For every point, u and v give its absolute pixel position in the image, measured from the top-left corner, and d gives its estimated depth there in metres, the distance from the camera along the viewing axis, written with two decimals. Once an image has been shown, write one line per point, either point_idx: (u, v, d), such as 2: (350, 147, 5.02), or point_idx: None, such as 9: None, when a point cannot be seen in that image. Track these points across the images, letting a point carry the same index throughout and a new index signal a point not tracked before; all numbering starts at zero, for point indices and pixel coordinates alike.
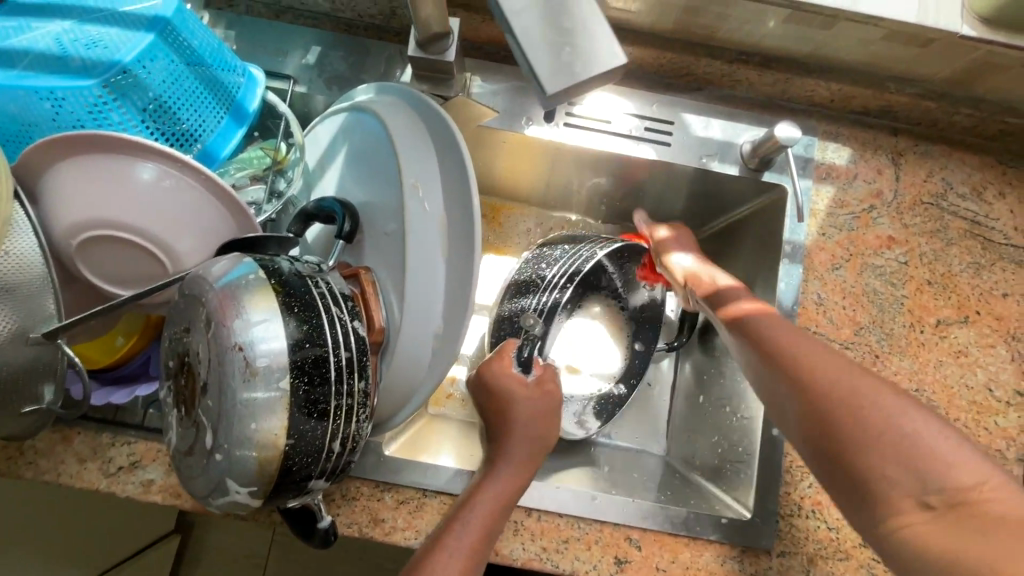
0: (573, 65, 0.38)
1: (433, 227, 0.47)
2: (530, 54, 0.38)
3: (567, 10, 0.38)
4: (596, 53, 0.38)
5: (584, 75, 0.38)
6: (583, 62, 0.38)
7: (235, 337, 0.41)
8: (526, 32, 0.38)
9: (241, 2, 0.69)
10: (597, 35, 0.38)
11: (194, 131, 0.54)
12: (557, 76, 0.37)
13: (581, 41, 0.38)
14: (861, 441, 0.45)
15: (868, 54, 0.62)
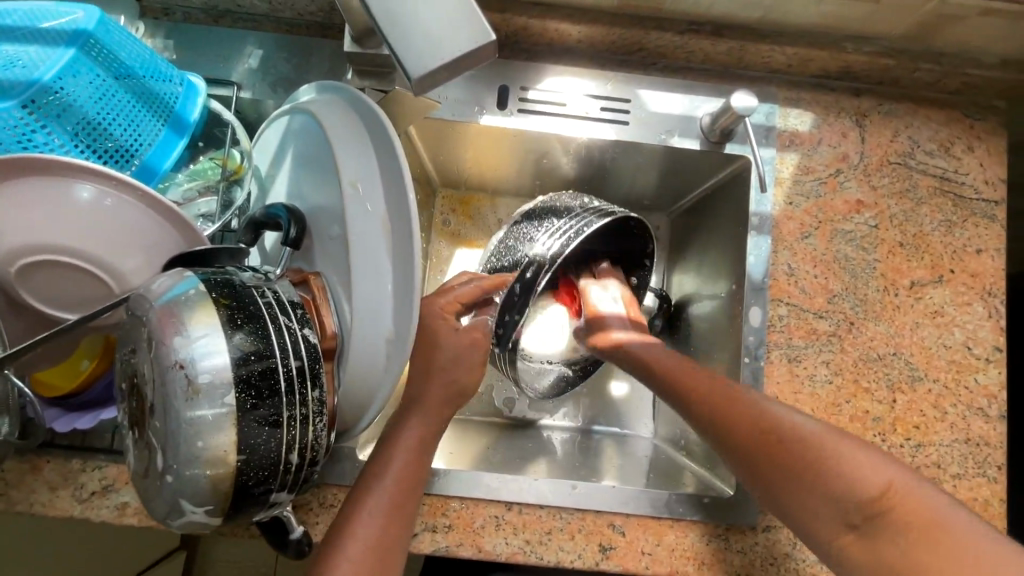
0: (427, 44, 0.37)
1: (376, 226, 0.46)
2: (387, 32, 0.38)
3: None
4: (452, 36, 0.37)
5: (438, 54, 0.37)
6: (436, 44, 0.37)
7: (176, 355, 0.40)
8: (388, 12, 0.38)
9: (177, 10, 0.68)
10: (458, 16, 0.37)
11: (130, 147, 0.52)
12: (414, 57, 0.37)
13: (437, 21, 0.37)
14: (789, 480, 0.49)
15: (819, 14, 0.60)
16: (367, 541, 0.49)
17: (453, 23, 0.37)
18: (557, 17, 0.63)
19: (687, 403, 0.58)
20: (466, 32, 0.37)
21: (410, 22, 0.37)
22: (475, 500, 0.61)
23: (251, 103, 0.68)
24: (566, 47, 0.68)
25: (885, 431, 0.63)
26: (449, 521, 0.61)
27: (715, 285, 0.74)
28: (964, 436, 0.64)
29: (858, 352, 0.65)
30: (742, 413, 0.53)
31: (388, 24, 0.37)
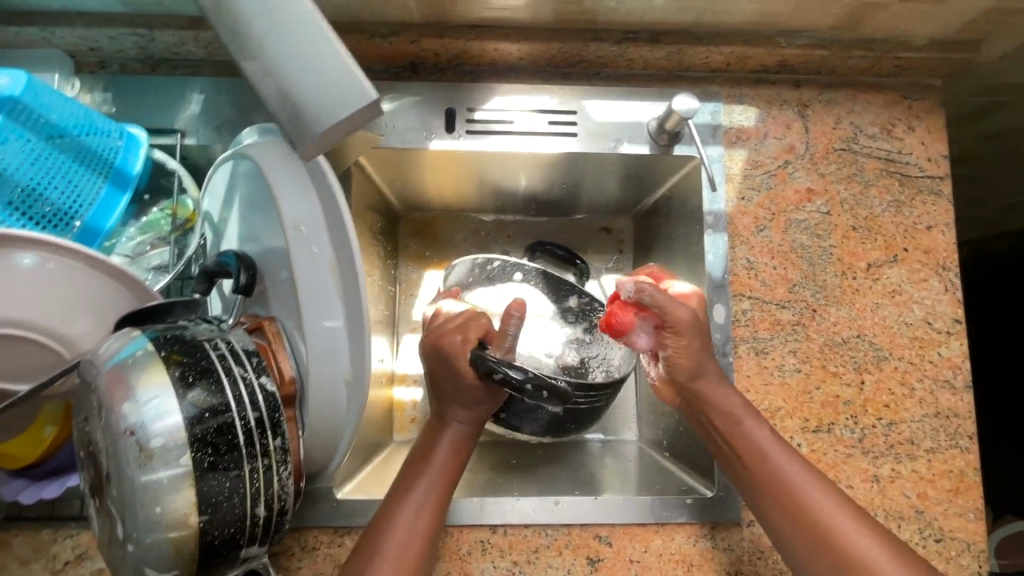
0: (312, 110, 0.45)
1: (322, 269, 0.45)
2: (281, 112, 0.45)
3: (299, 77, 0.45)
4: (330, 95, 0.44)
5: (316, 113, 0.44)
6: (316, 108, 0.44)
7: (125, 421, 0.39)
8: (277, 93, 0.45)
9: (113, 62, 0.67)
10: (332, 81, 0.44)
11: (69, 209, 0.51)
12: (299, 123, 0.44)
13: (316, 95, 0.45)
14: None
15: (749, 13, 0.61)
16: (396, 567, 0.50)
17: (327, 87, 0.44)
18: (494, 37, 0.64)
19: (755, 483, 0.55)
20: (336, 91, 0.44)
21: (294, 98, 0.45)
22: (460, 526, 0.61)
23: (197, 149, 0.67)
24: (509, 65, 0.68)
25: (856, 413, 0.64)
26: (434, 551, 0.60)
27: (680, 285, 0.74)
28: (933, 410, 0.65)
29: (823, 338, 0.65)
30: (778, 487, 0.53)
31: (279, 104, 0.45)
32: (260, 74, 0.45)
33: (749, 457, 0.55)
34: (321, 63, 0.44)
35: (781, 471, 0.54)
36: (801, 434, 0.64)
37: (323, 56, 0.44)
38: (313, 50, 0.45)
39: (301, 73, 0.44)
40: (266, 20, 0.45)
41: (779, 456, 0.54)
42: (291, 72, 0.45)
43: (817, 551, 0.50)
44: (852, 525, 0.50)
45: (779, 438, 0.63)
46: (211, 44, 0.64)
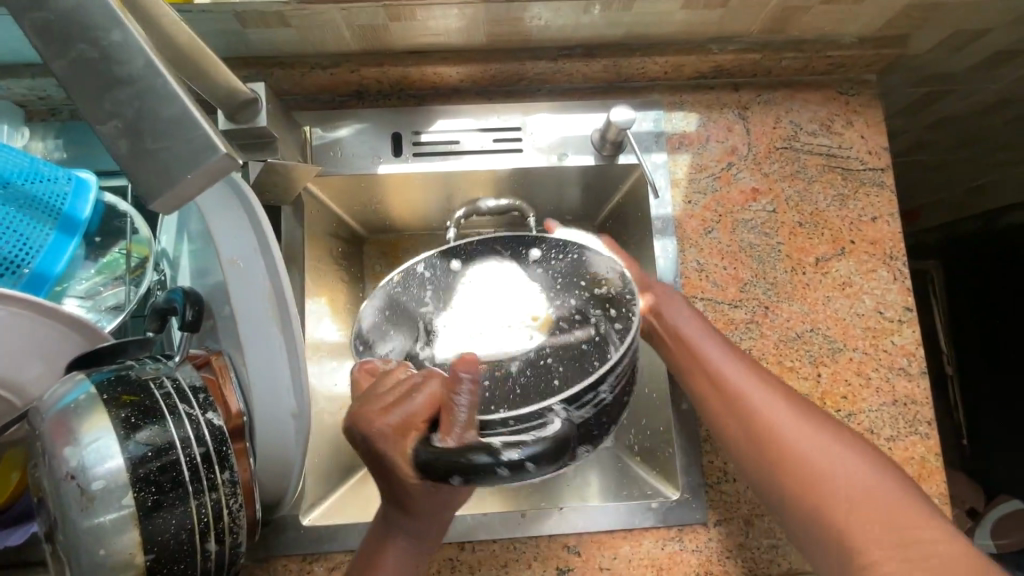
0: (168, 169, 0.34)
1: (261, 303, 0.46)
2: (135, 173, 0.35)
3: (145, 121, 0.35)
4: (187, 150, 0.34)
5: (178, 179, 0.34)
6: (175, 167, 0.34)
7: (66, 466, 0.39)
8: (129, 150, 0.35)
9: (63, 109, 0.68)
10: (184, 133, 0.34)
11: (17, 257, 0.52)
12: (156, 187, 0.34)
13: (161, 148, 0.34)
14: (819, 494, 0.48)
15: (677, 23, 0.63)
16: None
17: (184, 136, 0.34)
18: (432, 62, 0.65)
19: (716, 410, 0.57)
20: (195, 143, 0.34)
21: (146, 153, 0.35)
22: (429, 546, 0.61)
23: None
24: (452, 87, 0.70)
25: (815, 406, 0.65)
26: None
27: None
28: (891, 398, 0.65)
29: (777, 334, 0.66)
30: (770, 432, 0.52)
31: (130, 161, 0.35)
32: (110, 131, 0.35)
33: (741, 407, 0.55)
34: (178, 110, 0.35)
35: (771, 417, 0.53)
36: None
37: (175, 105, 0.35)
38: (164, 97, 0.35)
39: (154, 127, 0.35)
40: (117, 65, 0.35)
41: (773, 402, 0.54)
42: (142, 118, 0.35)
43: (800, 484, 0.49)
44: (848, 460, 0.49)
45: None
46: None
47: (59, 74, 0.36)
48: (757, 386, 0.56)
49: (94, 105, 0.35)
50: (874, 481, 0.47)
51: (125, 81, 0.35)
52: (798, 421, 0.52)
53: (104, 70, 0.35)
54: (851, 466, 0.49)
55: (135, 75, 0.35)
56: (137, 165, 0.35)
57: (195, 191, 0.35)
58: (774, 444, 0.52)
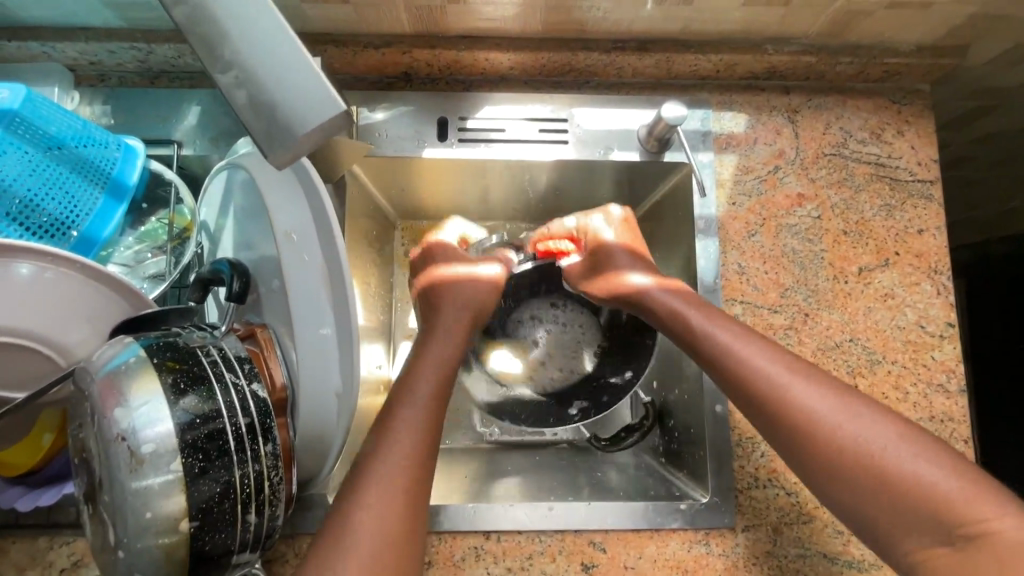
0: (290, 127, 0.36)
1: (314, 276, 0.46)
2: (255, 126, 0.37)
3: (265, 75, 0.36)
4: (310, 109, 0.36)
5: (297, 136, 0.36)
6: (297, 123, 0.36)
7: (116, 427, 0.39)
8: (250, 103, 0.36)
9: (112, 75, 0.68)
10: (307, 92, 0.36)
11: (66, 219, 0.52)
12: (279, 141, 0.36)
13: (282, 102, 0.36)
14: (865, 486, 0.44)
15: (737, 21, 0.62)
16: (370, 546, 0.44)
17: (302, 95, 0.36)
18: (484, 47, 0.65)
19: (746, 394, 0.51)
20: (319, 105, 0.36)
21: (266, 107, 0.36)
22: (454, 533, 0.61)
23: (194, 159, 0.67)
24: (500, 75, 0.69)
25: None
26: (430, 558, 0.60)
27: None
28: (928, 414, 0.64)
29: (815, 342, 0.65)
30: (811, 421, 0.47)
31: (250, 115, 0.36)
32: (230, 83, 0.36)
33: (773, 400, 0.49)
34: (297, 69, 0.36)
35: (811, 407, 0.47)
36: None
37: (299, 65, 0.36)
38: (283, 55, 0.36)
39: (274, 83, 0.36)
40: (241, 20, 0.36)
41: (809, 390, 0.48)
42: (260, 73, 0.36)
43: (851, 473, 0.44)
44: (900, 444, 0.44)
45: (771, 443, 0.64)
46: None
47: (177, 21, 0.37)
48: (787, 371, 0.50)
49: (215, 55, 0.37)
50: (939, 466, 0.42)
51: (249, 36, 0.36)
52: (846, 408, 0.46)
53: (222, 23, 0.36)
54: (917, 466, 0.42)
55: (258, 31, 0.37)
56: (254, 120, 0.37)
57: (310, 148, 0.37)
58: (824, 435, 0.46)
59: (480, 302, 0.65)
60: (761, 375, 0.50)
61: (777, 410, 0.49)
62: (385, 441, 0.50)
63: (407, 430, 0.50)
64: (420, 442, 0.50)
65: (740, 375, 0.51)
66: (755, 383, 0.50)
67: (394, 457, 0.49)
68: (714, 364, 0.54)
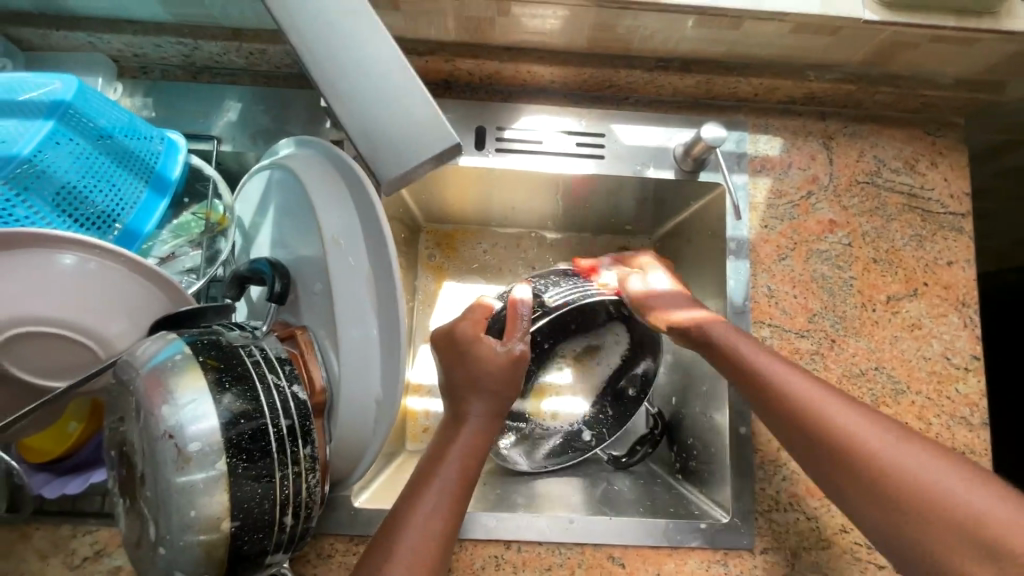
0: (401, 154, 0.35)
1: (361, 284, 0.48)
2: (363, 149, 0.35)
3: (380, 100, 0.35)
4: (423, 138, 0.35)
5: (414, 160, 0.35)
6: (409, 150, 0.35)
7: (163, 424, 0.39)
8: (361, 127, 0.35)
9: (155, 68, 0.68)
10: (419, 120, 0.35)
11: (111, 212, 0.52)
12: (390, 165, 0.35)
13: (398, 127, 0.35)
14: (913, 514, 0.45)
15: (781, 47, 0.62)
16: None
17: (420, 123, 0.35)
18: (528, 59, 0.65)
19: (774, 416, 0.55)
20: (431, 132, 0.35)
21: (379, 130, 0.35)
22: (474, 541, 0.61)
23: (231, 155, 0.68)
24: (540, 86, 0.70)
25: None
26: (449, 564, 0.60)
27: (701, 308, 0.75)
28: (950, 445, 0.65)
29: (841, 369, 0.66)
30: (848, 443, 0.49)
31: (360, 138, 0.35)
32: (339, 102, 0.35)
33: (813, 421, 0.52)
34: (414, 96, 0.36)
35: (850, 430, 0.50)
36: None
37: (412, 93, 0.36)
38: (396, 82, 0.36)
39: (392, 109, 0.35)
40: (358, 44, 0.36)
41: (849, 413, 0.51)
42: (375, 99, 0.35)
43: (900, 498, 0.46)
44: (936, 466, 0.46)
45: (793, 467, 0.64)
46: (252, 55, 0.65)
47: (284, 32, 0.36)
48: (821, 393, 0.53)
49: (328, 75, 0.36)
50: (972, 492, 0.44)
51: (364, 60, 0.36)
52: (888, 431, 0.49)
53: (335, 44, 0.36)
54: (972, 495, 0.44)
55: (376, 51, 0.36)
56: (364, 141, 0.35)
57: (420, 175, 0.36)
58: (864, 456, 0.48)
59: (502, 390, 0.61)
60: (798, 396, 0.53)
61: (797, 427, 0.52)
62: (415, 496, 0.53)
63: (438, 490, 0.53)
64: (454, 498, 0.54)
65: (782, 398, 0.54)
66: (790, 407, 0.53)
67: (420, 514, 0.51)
68: (752, 386, 0.57)
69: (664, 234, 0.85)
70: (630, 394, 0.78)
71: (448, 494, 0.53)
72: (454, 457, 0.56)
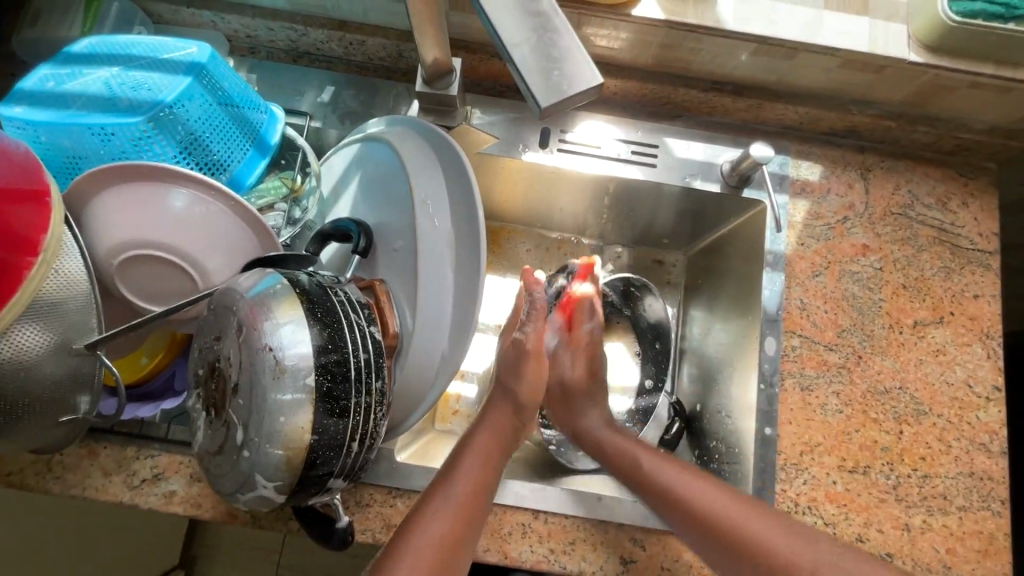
0: (559, 88, 0.35)
1: (443, 241, 0.54)
2: (523, 79, 0.35)
3: (541, 41, 0.36)
4: (570, 76, 0.35)
5: (568, 94, 0.35)
6: (560, 81, 0.35)
7: (265, 340, 0.45)
8: (523, 58, 0.35)
9: (262, 49, 0.76)
10: (573, 60, 0.35)
11: (223, 162, 0.59)
12: (547, 91, 0.35)
13: (555, 66, 0.35)
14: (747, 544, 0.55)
15: (830, 79, 0.69)
16: (433, 539, 0.51)
17: (571, 64, 0.35)
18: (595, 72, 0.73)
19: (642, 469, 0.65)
20: (580, 71, 0.35)
21: (539, 67, 0.35)
22: (504, 507, 0.64)
23: (318, 132, 0.75)
24: (602, 97, 0.77)
25: (893, 460, 0.67)
26: None
27: (731, 318, 0.79)
28: (967, 469, 0.67)
29: (866, 384, 0.69)
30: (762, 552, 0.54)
31: (524, 70, 0.35)
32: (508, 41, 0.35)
33: (740, 538, 0.56)
34: (569, 43, 0.36)
35: (764, 539, 0.55)
36: (837, 472, 0.66)
37: (567, 36, 0.36)
38: (551, 27, 0.36)
39: (550, 51, 0.35)
40: None
41: (750, 514, 0.57)
42: (537, 40, 0.36)
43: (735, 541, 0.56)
44: (757, 516, 0.57)
45: (815, 472, 0.66)
46: (351, 45, 0.73)
47: None
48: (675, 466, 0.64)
49: (494, 12, 0.36)
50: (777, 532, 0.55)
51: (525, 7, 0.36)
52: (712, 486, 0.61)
53: None
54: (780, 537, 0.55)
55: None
56: (526, 73, 0.35)
57: (573, 110, 0.36)
58: (695, 504, 0.59)
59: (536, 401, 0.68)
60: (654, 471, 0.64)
61: (665, 496, 0.61)
62: (454, 463, 0.58)
63: (470, 456, 0.59)
64: (463, 510, 0.54)
65: (705, 520, 0.58)
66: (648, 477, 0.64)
67: (460, 472, 0.57)
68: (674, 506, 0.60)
69: (700, 248, 0.90)
70: (647, 389, 0.84)
71: (455, 506, 0.54)
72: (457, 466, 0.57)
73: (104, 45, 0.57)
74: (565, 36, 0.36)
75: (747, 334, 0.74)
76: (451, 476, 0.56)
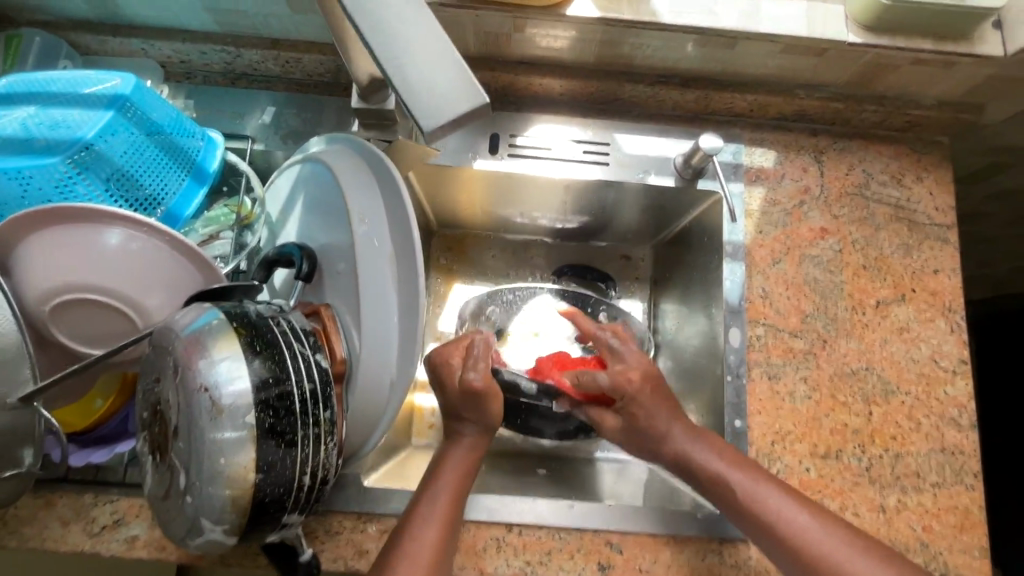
0: (442, 108, 0.34)
1: (383, 261, 0.53)
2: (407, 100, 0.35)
3: (425, 62, 0.35)
4: (456, 96, 0.35)
5: (453, 112, 0.34)
6: (444, 102, 0.35)
7: (201, 379, 0.43)
8: (408, 82, 0.35)
9: (198, 73, 0.74)
10: (459, 80, 0.35)
11: (157, 195, 0.57)
12: (432, 112, 0.34)
13: (440, 86, 0.35)
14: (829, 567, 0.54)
15: (774, 65, 0.69)
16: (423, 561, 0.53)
17: (457, 83, 0.35)
18: (540, 73, 0.72)
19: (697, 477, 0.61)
20: (466, 91, 0.35)
21: (422, 88, 0.35)
22: (478, 523, 0.63)
23: (263, 154, 0.72)
24: (550, 99, 0.76)
25: (864, 442, 0.67)
26: None
27: (699, 311, 0.79)
28: (939, 445, 0.67)
29: (833, 368, 0.69)
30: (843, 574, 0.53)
31: (407, 92, 0.35)
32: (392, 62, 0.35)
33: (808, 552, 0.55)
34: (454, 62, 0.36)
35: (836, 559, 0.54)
36: (809, 458, 0.66)
37: (453, 56, 0.36)
38: (438, 47, 0.36)
39: (434, 72, 0.35)
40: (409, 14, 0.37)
41: (814, 526, 0.56)
42: (423, 60, 0.35)
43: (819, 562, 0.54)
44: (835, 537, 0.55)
45: (787, 460, 0.66)
46: (288, 63, 0.71)
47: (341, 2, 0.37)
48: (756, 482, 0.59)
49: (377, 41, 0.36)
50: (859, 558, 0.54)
51: (412, 29, 0.36)
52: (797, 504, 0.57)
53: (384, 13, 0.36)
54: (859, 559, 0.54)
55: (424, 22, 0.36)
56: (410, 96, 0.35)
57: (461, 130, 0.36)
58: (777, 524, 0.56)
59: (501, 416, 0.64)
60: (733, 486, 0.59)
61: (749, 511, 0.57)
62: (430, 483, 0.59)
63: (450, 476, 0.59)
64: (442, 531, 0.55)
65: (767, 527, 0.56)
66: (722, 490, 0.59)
67: (436, 493, 0.58)
68: (750, 517, 0.57)
69: (665, 241, 0.89)
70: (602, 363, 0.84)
71: (435, 528, 0.55)
72: (432, 488, 0.58)
73: (22, 83, 0.55)
74: (450, 56, 0.36)
75: (713, 326, 0.74)
76: (426, 499, 0.57)
